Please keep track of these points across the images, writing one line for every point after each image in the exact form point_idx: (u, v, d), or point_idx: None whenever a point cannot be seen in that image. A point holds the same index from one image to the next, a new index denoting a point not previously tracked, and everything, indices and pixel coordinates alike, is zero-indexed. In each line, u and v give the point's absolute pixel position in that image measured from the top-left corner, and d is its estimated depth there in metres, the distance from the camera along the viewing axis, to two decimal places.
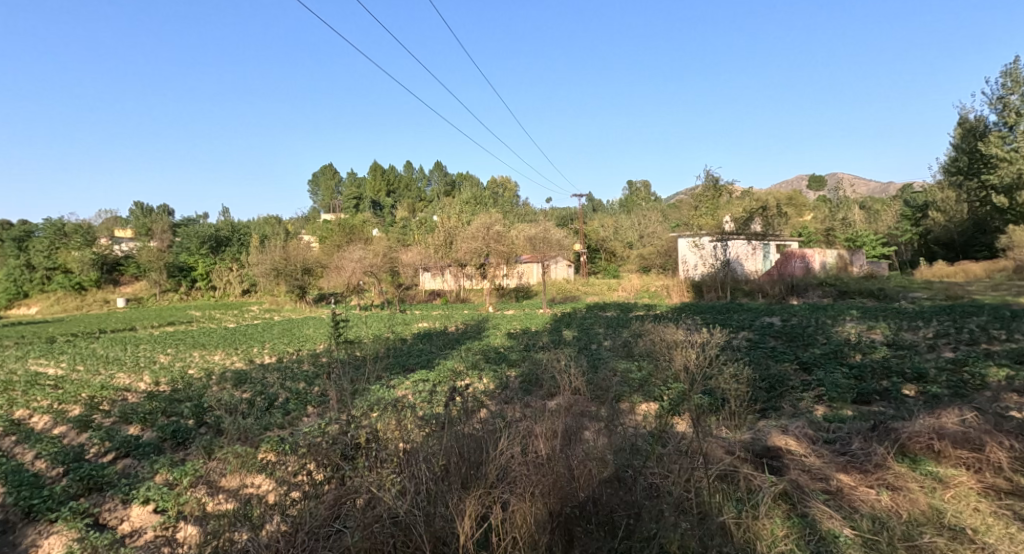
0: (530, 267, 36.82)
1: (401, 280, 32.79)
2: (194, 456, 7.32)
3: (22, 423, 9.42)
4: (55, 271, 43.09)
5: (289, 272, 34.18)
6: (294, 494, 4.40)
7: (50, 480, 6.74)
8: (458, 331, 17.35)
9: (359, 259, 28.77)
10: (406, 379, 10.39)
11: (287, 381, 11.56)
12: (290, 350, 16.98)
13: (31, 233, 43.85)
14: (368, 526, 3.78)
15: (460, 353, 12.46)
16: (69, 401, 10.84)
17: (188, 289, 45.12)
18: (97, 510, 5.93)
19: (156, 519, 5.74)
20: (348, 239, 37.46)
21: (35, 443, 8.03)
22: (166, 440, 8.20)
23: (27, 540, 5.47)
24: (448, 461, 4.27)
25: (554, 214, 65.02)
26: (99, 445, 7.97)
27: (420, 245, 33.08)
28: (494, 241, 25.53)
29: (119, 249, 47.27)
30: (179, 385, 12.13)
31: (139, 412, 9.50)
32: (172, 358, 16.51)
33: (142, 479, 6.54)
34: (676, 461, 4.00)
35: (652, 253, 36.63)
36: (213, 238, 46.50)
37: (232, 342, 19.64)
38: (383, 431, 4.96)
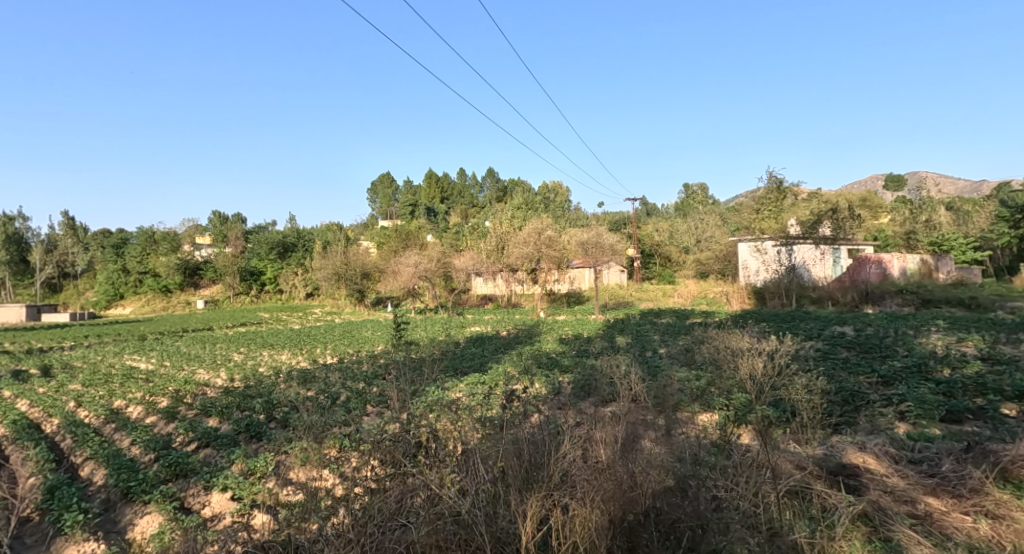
0: (581, 272, 36.65)
1: (454, 285, 33.39)
2: (266, 449, 7.74)
3: (118, 412, 10.31)
4: (146, 275, 47.04)
5: (349, 276, 35.76)
6: (361, 488, 4.58)
7: (142, 465, 7.32)
8: (510, 336, 17.46)
9: (414, 264, 29.61)
10: (461, 381, 10.54)
11: (348, 380, 12.06)
12: (349, 350, 17.64)
13: (127, 241, 48.43)
14: (431, 522, 3.87)
15: (512, 357, 12.51)
16: (156, 394, 11.75)
17: (258, 292, 47.86)
18: (183, 494, 6.39)
19: (233, 505, 6.11)
20: (404, 244, 38.53)
21: (130, 431, 8.78)
22: (241, 432, 8.72)
23: (125, 518, 5.99)
24: (507, 463, 4.32)
25: (608, 219, 64.19)
26: (184, 434, 8.60)
27: (472, 250, 33.54)
28: (546, 246, 25.57)
29: (199, 255, 50.90)
30: (252, 381, 12.92)
31: (218, 405, 10.19)
32: (245, 356, 17.62)
33: (222, 468, 7.01)
34: (743, 473, 3.85)
35: (710, 258, 35.46)
36: (281, 244, 49.34)
37: (298, 342, 20.72)
38: (443, 430, 5.09)
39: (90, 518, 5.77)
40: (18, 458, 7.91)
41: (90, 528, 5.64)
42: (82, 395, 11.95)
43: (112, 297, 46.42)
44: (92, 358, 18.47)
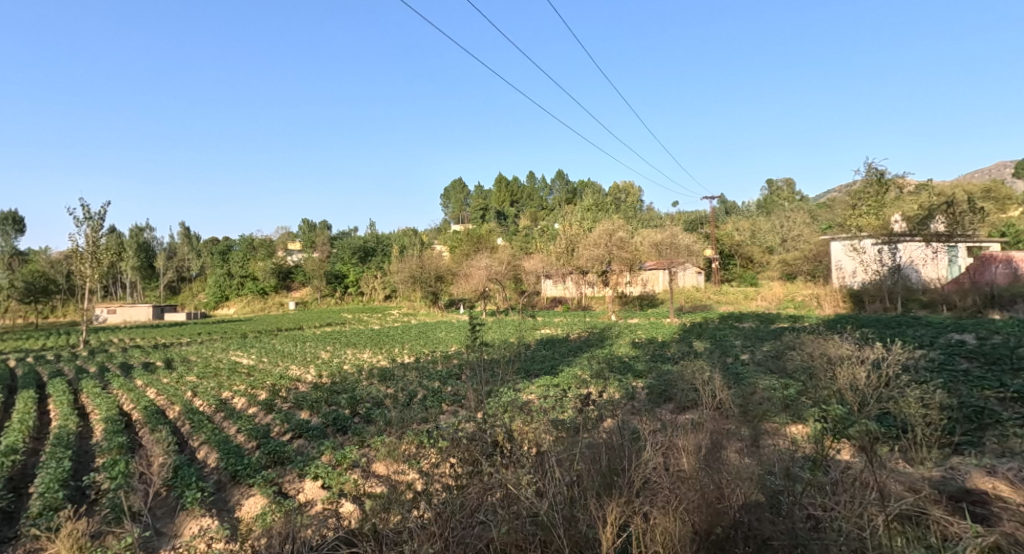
0: (655, 274, 35.71)
1: (525, 287, 33.58)
2: (352, 443, 8.15)
3: (226, 402, 11.30)
4: (246, 279, 51.23)
5: (424, 279, 36.98)
6: (441, 484, 4.70)
7: (246, 452, 7.97)
8: (582, 339, 17.29)
9: (485, 267, 30.09)
10: (533, 383, 10.56)
11: (425, 379, 12.44)
12: (425, 351, 18.20)
13: (230, 247, 53.18)
14: (510, 521, 3.91)
15: (584, 361, 12.36)
16: (255, 387, 12.74)
17: (342, 294, 50.57)
18: (281, 480, 6.88)
19: (324, 493, 6.50)
20: (475, 247, 39.25)
21: (235, 420, 9.60)
22: (329, 425, 9.24)
23: (233, 499, 6.55)
24: (586, 468, 4.26)
25: (684, 218, 61.92)
26: (280, 425, 9.28)
27: (542, 253, 33.62)
28: (618, 247, 25.09)
29: (291, 259, 54.72)
30: (337, 378, 13.68)
31: (308, 399, 10.88)
32: (331, 354, 18.73)
33: (313, 458, 7.47)
34: (844, 491, 3.55)
35: (798, 258, 33.19)
36: (361, 249, 52.31)
37: (378, 342, 21.71)
38: (520, 431, 5.08)
39: (205, 496, 6.37)
40: (148, 439, 8.90)
41: (205, 506, 6.21)
42: (196, 385, 13.23)
43: (217, 299, 50.99)
44: (202, 353, 20.39)
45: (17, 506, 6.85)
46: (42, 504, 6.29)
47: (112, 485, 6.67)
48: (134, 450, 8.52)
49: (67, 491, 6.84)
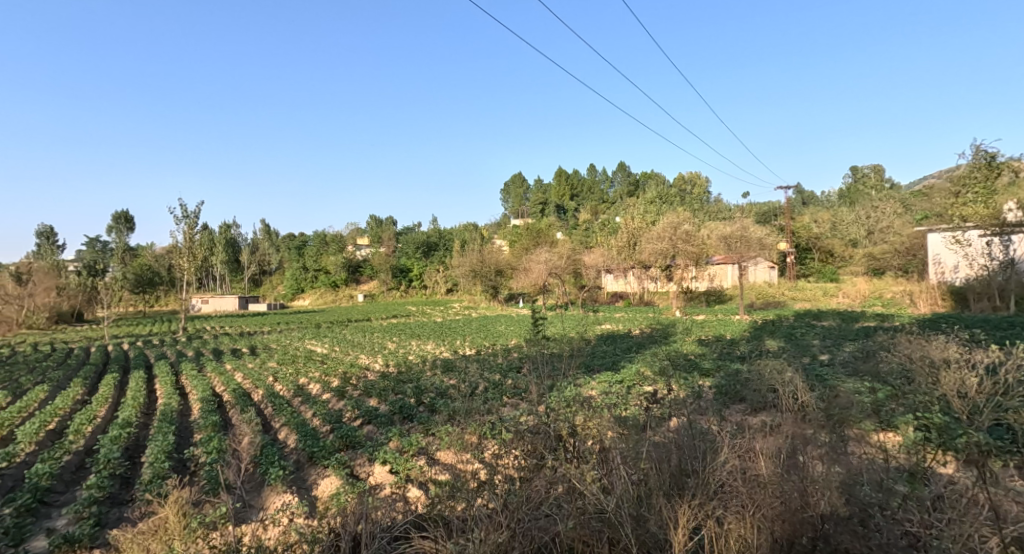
0: (723, 268, 34.41)
1: (585, 282, 33.17)
2: (417, 431, 8.35)
3: (302, 388, 11.92)
4: (319, 272, 53.88)
5: (485, 273, 37.40)
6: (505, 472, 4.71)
7: (321, 435, 8.37)
8: (644, 335, 16.87)
9: (545, 261, 29.94)
10: (594, 379, 10.42)
11: (486, 372, 12.57)
12: (485, 344, 18.36)
13: (306, 243, 56.28)
14: (576, 516, 3.89)
15: (646, 358, 12.00)
16: (328, 374, 13.36)
17: (406, 288, 51.99)
18: (353, 463, 7.17)
19: (392, 478, 6.70)
20: (535, 242, 39.13)
21: (312, 405, 10.12)
22: (396, 413, 9.52)
23: (311, 479, 6.91)
24: (653, 466, 4.13)
25: (756, 209, 59.00)
26: (352, 411, 9.68)
27: (604, 247, 33.08)
28: (683, 240, 24.23)
29: (360, 254, 56.99)
30: (403, 368, 14.12)
31: (377, 388, 11.28)
32: (397, 345, 19.35)
33: (382, 443, 7.72)
34: (945, 508, 3.24)
35: (886, 252, 30.70)
36: (425, 244, 53.87)
37: (441, 334, 22.19)
38: (584, 425, 4.99)
39: (287, 474, 6.75)
40: (237, 419, 9.55)
41: (287, 483, 6.60)
42: (277, 371, 14.06)
43: (293, 291, 54.00)
44: (280, 342, 21.66)
45: (130, 473, 7.55)
46: (152, 473, 6.90)
47: (209, 459, 7.20)
48: (225, 428, 9.17)
49: (171, 462, 7.46)
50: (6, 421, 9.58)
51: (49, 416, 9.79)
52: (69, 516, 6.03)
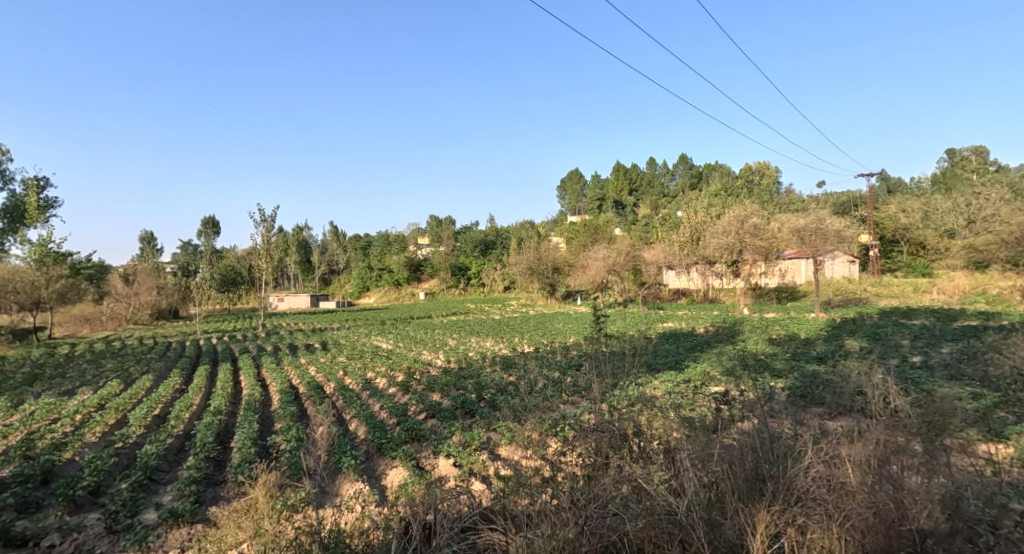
0: (796, 263, 32.54)
1: (645, 279, 32.44)
2: (479, 426, 8.47)
3: (370, 382, 12.39)
4: (383, 271, 55.81)
5: (542, 270, 37.38)
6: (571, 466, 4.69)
7: (388, 427, 8.67)
8: (709, 333, 16.25)
9: (603, 258, 29.48)
10: (656, 378, 10.16)
11: (546, 368, 12.58)
12: (544, 341, 18.32)
13: (370, 243, 58.45)
14: (645, 516, 3.83)
15: (713, 357, 11.54)
16: (393, 370, 13.81)
17: (465, 285, 52.83)
18: (419, 455, 7.38)
19: (455, 471, 6.82)
20: (593, 237, 38.60)
21: (379, 398, 10.52)
22: (458, 408, 9.68)
23: (380, 469, 7.17)
24: (725, 470, 3.97)
25: (833, 200, 55.35)
26: (416, 405, 9.95)
27: (666, 242, 32.17)
28: (751, 234, 23.08)
29: (421, 253, 58.45)
30: (464, 364, 14.38)
31: (439, 383, 11.55)
32: (458, 341, 19.73)
33: (445, 437, 7.88)
34: None
35: (988, 244, 27.86)
36: (483, 242, 54.50)
37: (500, 331, 22.42)
38: (650, 424, 4.87)
39: (358, 463, 7.04)
40: (312, 410, 10.07)
41: (358, 472, 6.88)
42: (346, 366, 14.69)
43: (359, 289, 56.18)
44: (349, 338, 22.61)
45: (222, 457, 8.12)
46: (240, 457, 7.39)
47: (289, 447, 7.64)
48: (302, 419, 9.69)
49: (256, 448, 7.97)
50: (117, 406, 10.56)
51: (153, 403, 10.71)
52: (173, 493, 6.57)
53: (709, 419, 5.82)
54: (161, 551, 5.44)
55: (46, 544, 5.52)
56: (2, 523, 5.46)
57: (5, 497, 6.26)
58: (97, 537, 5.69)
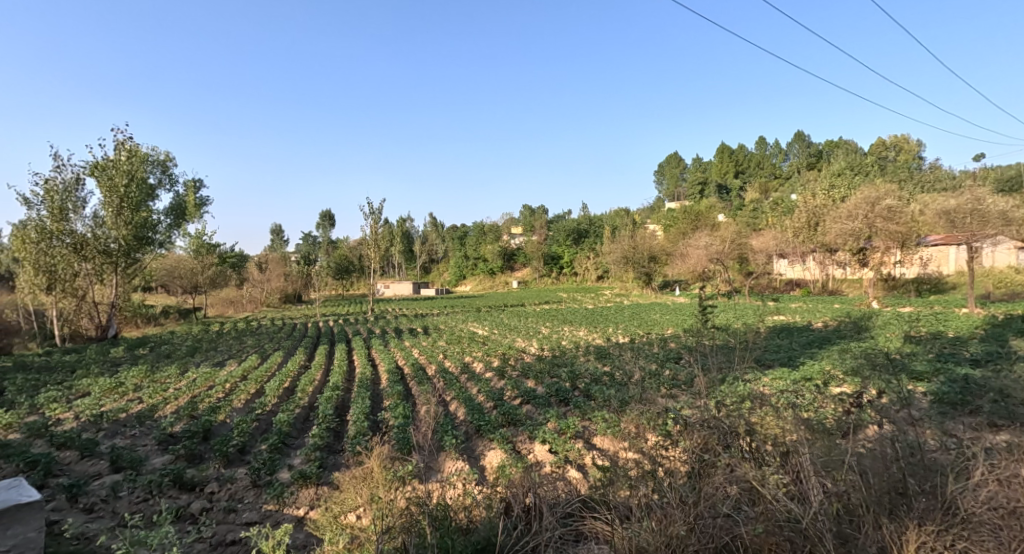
0: (943, 250, 28.49)
1: (753, 268, 30.29)
2: (575, 415, 8.38)
3: (468, 366, 12.75)
4: (479, 260, 57.23)
5: (637, 259, 36.35)
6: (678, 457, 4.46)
7: (486, 410, 8.87)
8: (829, 328, 14.77)
9: (705, 247, 27.91)
10: (768, 375, 9.41)
11: (643, 359, 12.18)
12: (640, 332, 17.74)
13: (467, 233, 60.16)
14: (764, 522, 3.56)
15: (833, 354, 10.45)
16: (488, 355, 14.13)
17: (557, 275, 52.69)
18: (516, 439, 7.46)
19: (551, 457, 6.81)
20: (694, 224, 36.62)
21: (477, 382, 10.80)
22: (553, 396, 9.64)
23: (479, 449, 7.35)
24: (858, 479, 3.55)
25: (993, 176, 47.65)
26: (512, 391, 10.10)
27: (777, 228, 29.82)
28: (884, 217, 20.51)
29: (514, 242, 59.06)
30: (557, 352, 14.33)
31: (534, 370, 11.62)
32: (551, 330, 19.74)
33: (540, 423, 7.88)
34: None
35: None
36: (575, 231, 53.84)
37: (594, 320, 22.10)
38: (767, 419, 4.45)
39: (458, 443, 7.26)
40: (416, 390, 10.59)
41: (459, 451, 7.12)
42: (446, 350, 15.29)
43: (455, 278, 58.10)
44: (447, 323, 23.53)
45: (340, 427, 8.78)
46: (356, 429, 7.95)
47: (397, 423, 8.10)
48: (408, 397, 10.25)
49: (369, 422, 8.53)
50: (256, 377, 11.85)
51: (284, 376, 11.90)
52: (301, 457, 7.21)
53: (830, 420, 5.27)
54: (294, 508, 6.01)
55: (209, 490, 6.35)
56: (177, 470, 6.39)
57: (177, 448, 7.28)
58: (245, 489, 6.43)
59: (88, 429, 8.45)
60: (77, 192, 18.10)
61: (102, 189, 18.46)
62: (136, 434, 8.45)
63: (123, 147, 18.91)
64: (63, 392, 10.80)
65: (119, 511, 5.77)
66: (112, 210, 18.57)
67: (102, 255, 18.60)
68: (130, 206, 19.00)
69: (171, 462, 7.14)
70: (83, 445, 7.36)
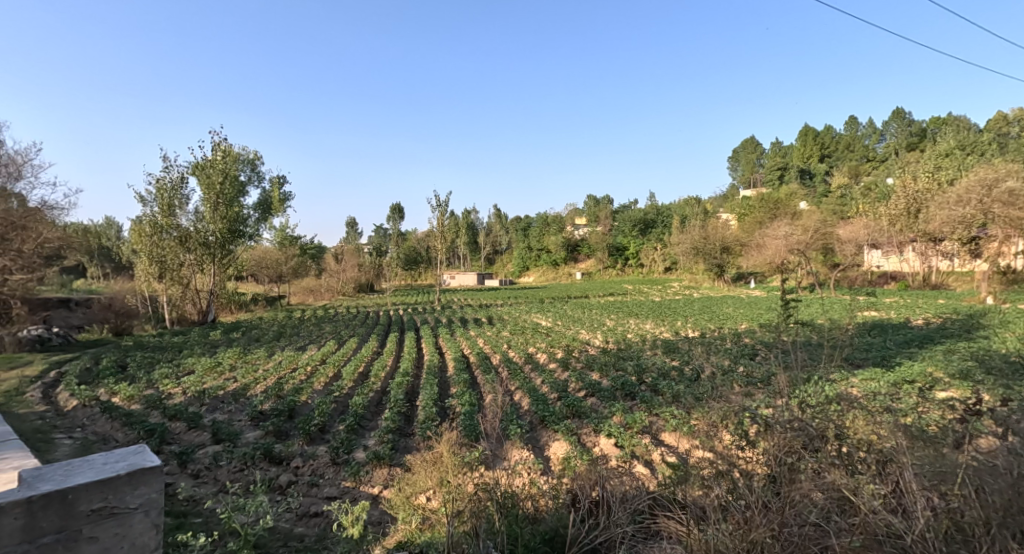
0: None
1: (839, 259, 28.16)
2: (640, 409, 8.18)
3: (532, 357, 12.77)
4: (542, 251, 57.13)
5: (708, 250, 34.99)
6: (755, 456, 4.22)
7: (550, 401, 8.85)
8: (929, 326, 13.50)
9: (784, 237, 26.33)
10: (857, 375, 8.72)
11: (714, 355, 11.68)
12: (711, 326, 16.99)
13: (531, 225, 60.24)
14: (860, 535, 3.30)
15: (936, 355, 9.50)
16: (552, 346, 14.08)
17: (623, 266, 51.55)
18: (580, 431, 7.38)
19: (617, 451, 6.68)
20: (772, 213, 34.25)
21: (541, 373, 10.81)
22: (618, 389, 9.45)
23: (544, 439, 7.33)
24: (974, 495, 3.21)
25: None
26: (576, 383, 10.00)
27: (868, 216, 27.54)
28: (1003, 202, 18.20)
29: (579, 233, 58.43)
30: (623, 345, 14.06)
31: (598, 362, 11.47)
32: (616, 322, 19.39)
33: (605, 417, 7.75)
34: None
35: None
36: (642, 221, 52.42)
37: (661, 313, 21.47)
38: (860, 422, 4.10)
39: (523, 432, 7.28)
40: (481, 378, 10.77)
41: (524, 440, 7.14)
42: (510, 340, 15.42)
43: (519, 268, 58.31)
44: (511, 314, 23.70)
45: (410, 412, 9.09)
46: (425, 414, 8.18)
47: (464, 410, 8.25)
48: (473, 385, 10.43)
49: (437, 408, 8.75)
50: (334, 362, 12.50)
51: (358, 361, 12.47)
52: (375, 438, 7.51)
53: (930, 427, 4.80)
54: (369, 486, 6.28)
55: (294, 464, 6.76)
56: (267, 444, 6.86)
57: (267, 424, 7.82)
58: (326, 466, 6.78)
59: (193, 404, 9.28)
60: (182, 189, 19.87)
61: (202, 186, 20.11)
62: (232, 409, 9.16)
63: (219, 147, 20.46)
64: (172, 369, 11.94)
65: (221, 478, 6.32)
66: (210, 205, 20.31)
67: (202, 247, 20.35)
68: (225, 201, 20.58)
69: (262, 437, 7.68)
70: (189, 418, 8.07)
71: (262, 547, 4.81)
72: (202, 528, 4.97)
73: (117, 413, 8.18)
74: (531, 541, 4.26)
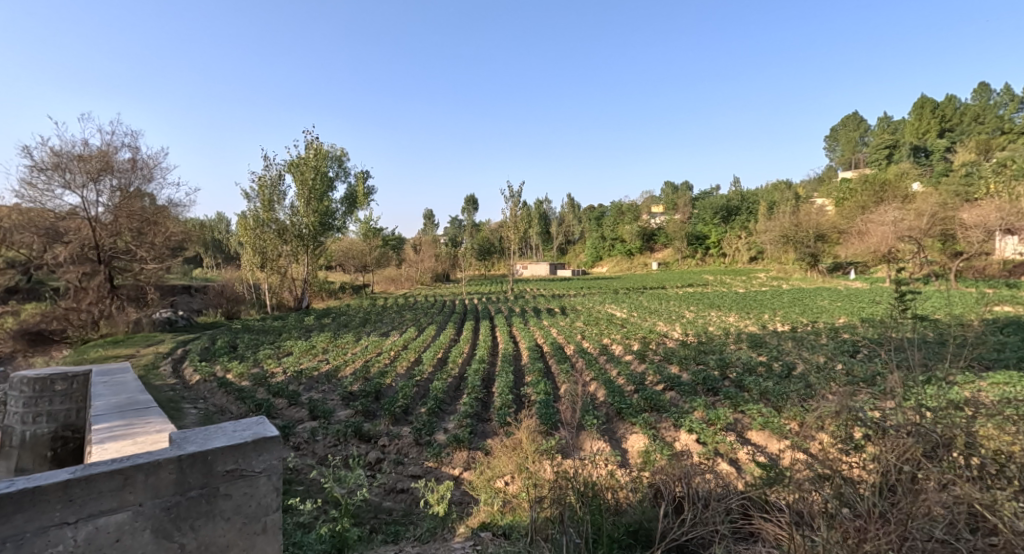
0: None
1: (961, 248, 25.10)
2: (723, 405, 7.84)
3: (607, 348, 12.60)
4: (616, 241, 55.94)
5: (800, 238, 32.66)
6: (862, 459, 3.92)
7: (626, 394, 8.70)
8: None
9: (891, 223, 24.11)
10: (983, 379, 7.75)
11: (806, 351, 10.92)
12: (804, 320, 15.80)
13: (605, 214, 59.02)
14: None
15: None
16: (628, 338, 13.79)
17: (703, 256, 49.24)
18: (659, 425, 7.20)
19: (699, 448, 6.45)
20: (878, 196, 30.55)
21: (617, 364, 10.64)
22: (699, 384, 9.08)
23: (621, 431, 7.22)
24: None
25: None
26: (654, 376, 9.74)
27: (999, 198, 24.27)
28: None
29: (655, 222, 56.51)
30: (704, 338, 13.48)
31: (677, 355, 11.09)
32: (696, 314, 18.60)
33: (686, 412, 7.48)
34: None
35: None
36: (724, 208, 49.60)
37: (745, 306, 20.32)
38: (989, 430, 3.70)
39: (599, 423, 7.23)
40: (556, 367, 10.80)
41: (600, 431, 7.10)
42: (584, 331, 15.29)
43: (592, 259, 57.45)
44: (585, 304, 23.45)
45: (487, 398, 9.28)
46: (502, 401, 8.33)
47: (539, 399, 8.31)
48: (548, 374, 10.47)
49: (513, 395, 8.89)
50: (415, 348, 13.02)
51: (437, 348, 12.91)
52: (455, 422, 7.76)
53: None
54: (450, 467, 6.50)
55: (381, 442, 7.14)
56: (357, 422, 7.29)
57: (357, 404, 8.30)
58: (409, 446, 7.10)
59: (292, 382, 10.07)
60: (280, 185, 21.52)
61: (297, 183, 21.60)
62: (326, 389, 9.82)
63: (311, 145, 21.82)
64: (274, 350, 13.03)
65: (318, 451, 6.81)
66: (304, 200, 21.71)
67: (297, 239, 21.88)
68: (316, 196, 21.92)
69: (352, 416, 8.18)
70: (289, 395, 8.76)
71: (356, 517, 5.12)
72: (305, 494, 5.38)
73: (231, 388, 9.08)
74: (614, 532, 4.25)
